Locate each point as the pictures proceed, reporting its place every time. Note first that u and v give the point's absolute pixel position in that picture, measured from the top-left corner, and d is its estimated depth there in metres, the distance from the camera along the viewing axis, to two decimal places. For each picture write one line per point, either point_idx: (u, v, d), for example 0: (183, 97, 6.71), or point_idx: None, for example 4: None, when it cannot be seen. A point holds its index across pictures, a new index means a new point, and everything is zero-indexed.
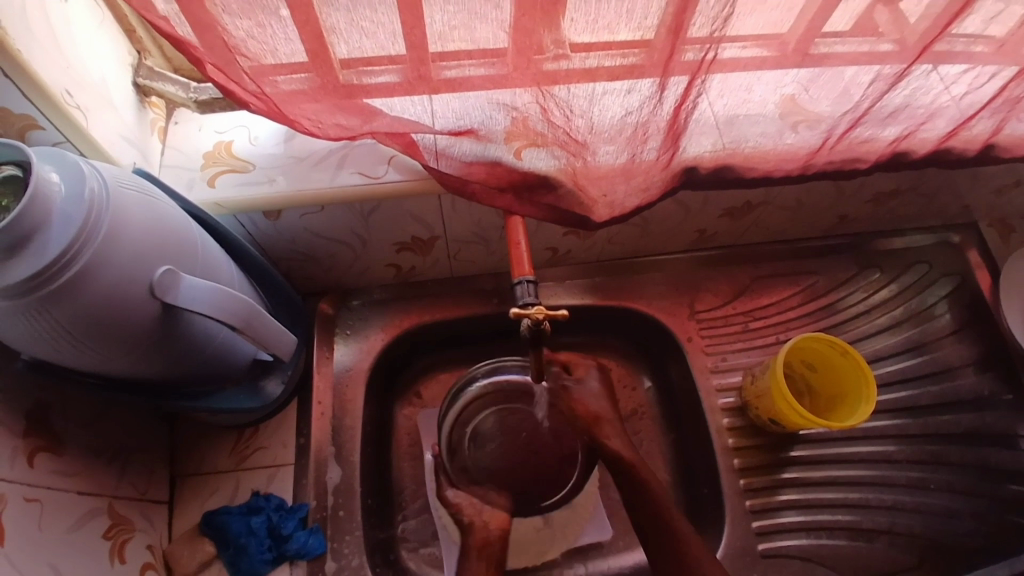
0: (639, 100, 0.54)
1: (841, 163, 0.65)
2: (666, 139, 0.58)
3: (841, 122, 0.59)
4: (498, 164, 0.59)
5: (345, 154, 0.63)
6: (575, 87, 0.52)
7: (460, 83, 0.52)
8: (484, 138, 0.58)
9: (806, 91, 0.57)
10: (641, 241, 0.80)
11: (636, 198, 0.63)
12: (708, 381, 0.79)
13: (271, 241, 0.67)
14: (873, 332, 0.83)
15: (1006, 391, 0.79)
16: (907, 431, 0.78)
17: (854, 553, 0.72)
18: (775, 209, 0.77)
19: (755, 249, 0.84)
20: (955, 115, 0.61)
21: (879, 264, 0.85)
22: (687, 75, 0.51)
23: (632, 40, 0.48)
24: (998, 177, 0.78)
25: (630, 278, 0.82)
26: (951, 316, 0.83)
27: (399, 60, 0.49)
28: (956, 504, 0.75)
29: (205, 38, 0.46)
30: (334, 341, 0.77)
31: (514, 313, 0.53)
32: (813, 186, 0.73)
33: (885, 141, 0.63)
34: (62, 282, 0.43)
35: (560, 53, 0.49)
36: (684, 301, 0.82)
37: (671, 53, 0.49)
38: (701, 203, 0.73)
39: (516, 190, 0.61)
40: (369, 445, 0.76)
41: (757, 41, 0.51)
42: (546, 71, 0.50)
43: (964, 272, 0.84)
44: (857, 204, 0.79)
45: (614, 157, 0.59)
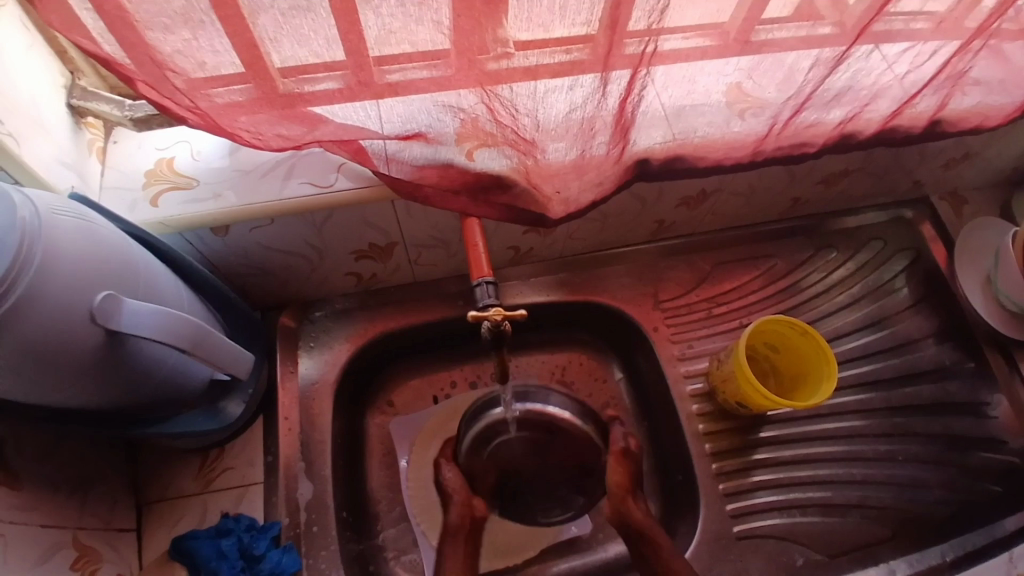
0: (584, 96, 0.54)
1: (789, 148, 0.66)
2: (615, 133, 0.58)
3: (786, 107, 0.60)
4: (449, 166, 0.59)
5: (293, 164, 0.61)
6: (518, 85, 0.52)
7: (403, 87, 0.51)
8: (433, 141, 0.57)
9: (751, 78, 0.58)
10: (602, 234, 0.80)
11: (590, 192, 0.64)
12: (676, 370, 0.79)
13: (224, 258, 0.66)
14: (834, 310, 0.85)
15: (965, 361, 0.81)
16: (871, 406, 0.80)
17: (827, 529, 0.74)
18: (731, 196, 0.78)
19: (715, 236, 0.85)
20: (898, 95, 0.62)
21: (836, 243, 0.87)
22: (630, 69, 0.52)
23: (573, 36, 0.48)
24: (945, 153, 0.80)
25: (594, 272, 0.82)
26: (908, 290, 0.85)
27: (338, 67, 0.48)
28: (926, 473, 0.77)
29: (132, 52, 0.45)
30: (298, 354, 0.76)
31: (472, 317, 0.53)
32: (766, 171, 0.74)
33: (831, 124, 0.64)
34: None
35: (502, 52, 0.49)
36: (649, 292, 0.82)
37: (612, 47, 0.49)
38: (657, 193, 0.73)
39: (469, 191, 0.61)
40: (340, 457, 0.75)
41: (699, 31, 0.51)
42: (489, 71, 0.50)
43: (918, 246, 0.86)
44: (810, 185, 0.81)
45: (564, 154, 0.59)
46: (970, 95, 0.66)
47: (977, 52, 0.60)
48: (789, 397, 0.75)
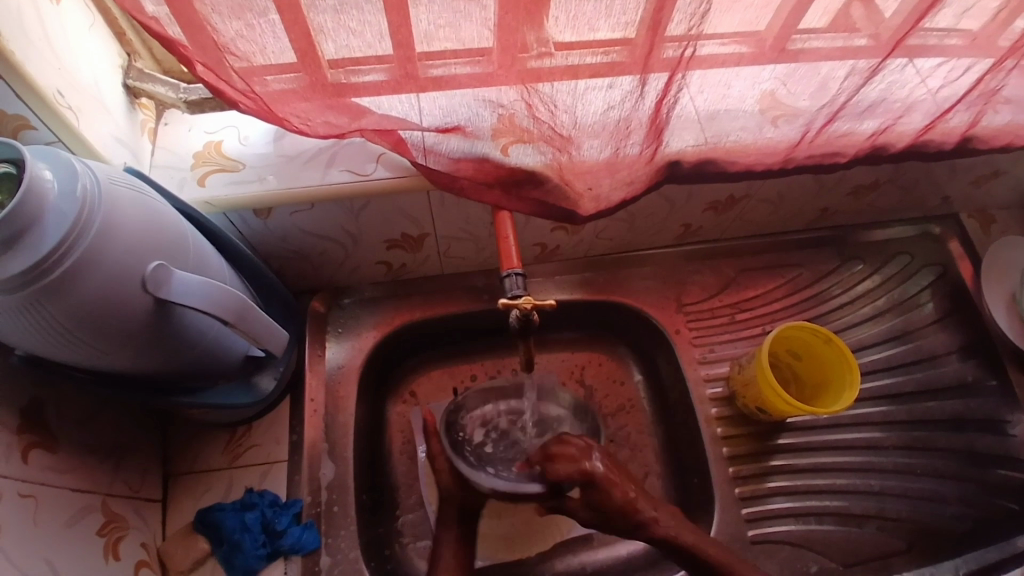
0: (621, 95, 0.55)
1: (820, 157, 0.67)
2: (649, 133, 0.59)
3: (819, 115, 0.61)
4: (485, 160, 0.61)
5: (334, 153, 0.64)
6: (559, 83, 0.53)
7: (447, 81, 0.53)
8: (471, 135, 0.59)
9: (784, 86, 0.59)
10: (629, 235, 0.81)
11: (621, 191, 0.64)
12: (696, 373, 0.80)
13: (262, 240, 0.68)
14: (857, 322, 0.85)
15: (986, 378, 0.81)
16: (891, 418, 0.80)
17: (842, 538, 0.73)
18: (758, 203, 0.79)
19: (740, 242, 0.86)
20: (931, 109, 0.63)
21: (862, 255, 0.87)
22: (667, 72, 0.53)
23: (613, 39, 0.50)
24: (977, 169, 0.79)
25: (618, 272, 0.83)
26: (933, 306, 0.85)
27: (386, 60, 0.51)
28: (945, 488, 0.77)
29: (195, 38, 0.47)
30: (326, 339, 0.78)
31: (502, 304, 0.55)
32: (795, 180, 0.75)
33: (864, 135, 0.65)
34: (54, 276, 0.43)
35: (544, 51, 0.50)
36: (671, 294, 0.83)
37: (651, 49, 0.50)
38: (686, 197, 0.74)
39: (503, 185, 0.62)
40: (362, 441, 0.76)
41: (736, 38, 0.53)
42: (530, 69, 0.52)
43: (944, 262, 0.86)
44: (838, 196, 0.81)
45: (598, 151, 0.61)
46: (1003, 112, 0.67)
47: (1005, 74, 0.60)
48: (809, 404, 0.75)
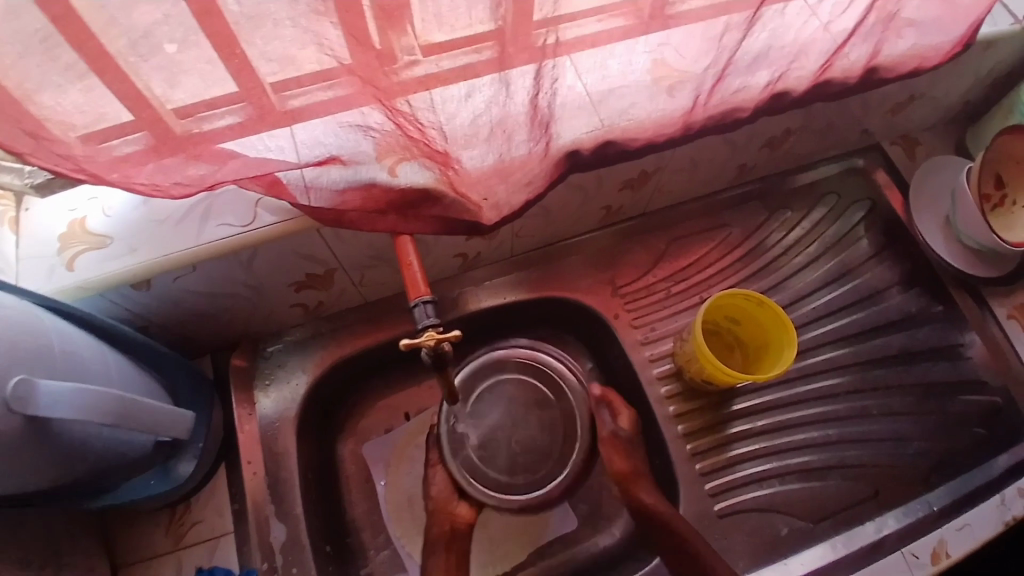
0: (486, 100, 0.51)
1: (721, 116, 0.64)
2: (534, 129, 0.56)
3: (707, 77, 0.58)
4: (372, 185, 0.57)
5: (208, 206, 0.59)
6: (415, 98, 0.49)
7: (306, 112, 0.49)
8: (351, 163, 0.55)
9: (674, 51, 0.55)
10: (549, 229, 0.77)
11: (522, 193, 0.61)
12: (640, 355, 0.78)
13: (156, 309, 0.64)
14: (794, 272, 0.83)
15: (932, 305, 0.80)
16: (842, 363, 0.79)
17: (808, 495, 0.73)
18: (675, 173, 0.75)
19: (666, 213, 0.83)
20: (825, 47, 0.60)
21: (790, 203, 0.85)
22: (535, 63, 0.49)
23: (474, 35, 0.45)
24: (895, 97, 0.77)
25: (549, 267, 0.80)
26: (867, 241, 0.84)
27: (235, 98, 0.45)
28: (905, 426, 0.76)
29: (9, 118, 0.41)
30: (255, 395, 0.73)
31: (404, 345, 0.50)
32: (704, 143, 0.71)
33: (758, 88, 0.62)
34: None
35: (413, 59, 0.46)
36: (606, 280, 0.80)
37: (519, 41, 0.46)
38: (596, 181, 0.71)
39: (397, 208, 0.58)
40: (312, 492, 0.73)
41: (614, 11, 0.49)
42: (389, 86, 0.47)
43: (871, 194, 0.85)
44: (753, 151, 0.77)
45: (482, 160, 0.56)
46: (905, 38, 0.64)
47: None
48: (753, 367, 0.74)
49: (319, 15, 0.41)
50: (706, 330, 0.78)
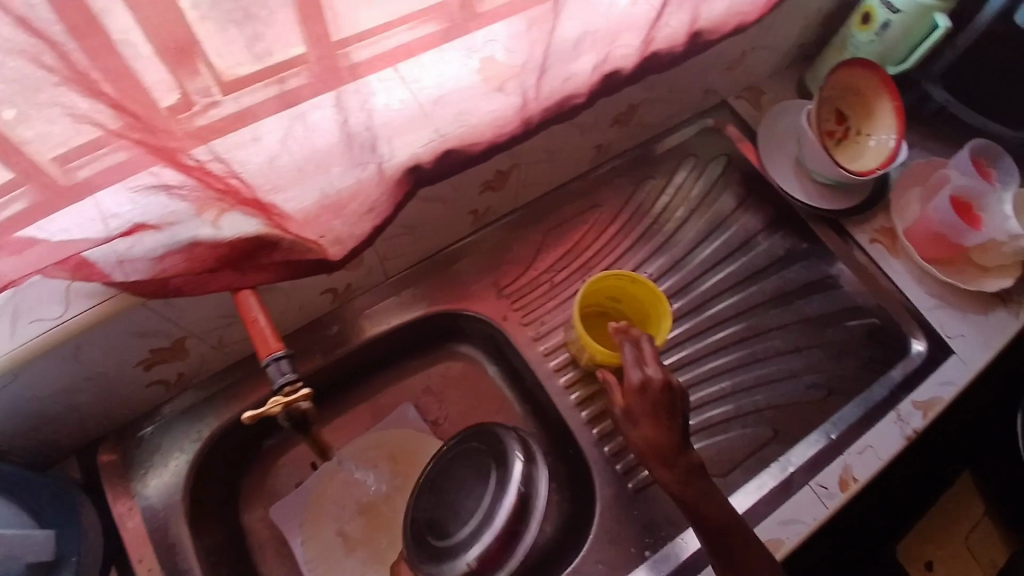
0: (297, 130, 0.46)
1: (557, 105, 0.63)
2: (362, 154, 0.52)
3: (535, 70, 0.57)
4: (195, 245, 0.51)
5: (14, 306, 0.51)
6: (219, 141, 0.43)
7: (102, 179, 0.42)
8: (165, 225, 0.49)
9: (497, 49, 0.53)
10: (419, 245, 0.74)
11: (366, 221, 0.58)
12: (534, 352, 0.77)
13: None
14: (669, 239, 0.84)
15: (799, 243, 0.83)
16: (726, 318, 0.81)
17: (715, 451, 0.74)
18: (533, 165, 0.74)
19: (537, 204, 0.81)
20: (640, 24, 0.60)
21: (654, 172, 0.85)
22: (330, 92, 0.45)
23: (276, 64, 0.41)
24: (732, 52, 0.78)
25: (427, 283, 0.77)
26: (732, 194, 0.86)
27: (12, 184, 0.39)
28: (795, 363, 0.79)
29: None
30: (133, 487, 0.67)
31: (245, 418, 0.50)
32: (553, 132, 0.70)
33: (586, 73, 0.61)
34: None
35: (209, 100, 0.40)
36: (489, 283, 0.78)
37: (326, 66, 0.42)
38: (452, 190, 0.68)
39: (230, 263, 0.54)
40: (220, 570, 0.68)
41: (422, 17, 0.45)
42: (187, 133, 0.41)
43: (727, 149, 0.86)
44: (604, 130, 0.77)
45: (305, 200, 0.52)
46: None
47: None
48: None
49: (83, 82, 0.35)
50: (593, 313, 0.77)
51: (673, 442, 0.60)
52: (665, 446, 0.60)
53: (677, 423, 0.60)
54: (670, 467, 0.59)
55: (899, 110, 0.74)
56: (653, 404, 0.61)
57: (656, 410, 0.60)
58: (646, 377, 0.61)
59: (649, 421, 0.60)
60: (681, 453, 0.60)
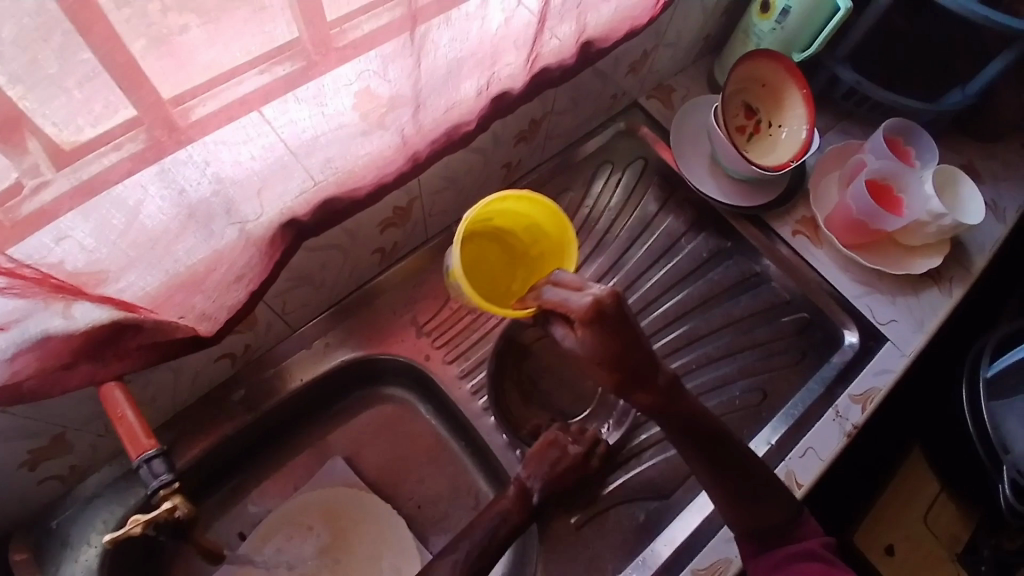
0: (134, 205, 0.42)
1: (446, 135, 0.59)
2: (217, 221, 0.48)
3: (410, 105, 0.52)
4: (48, 339, 0.45)
5: None
6: (48, 228, 0.38)
7: None
8: (12, 324, 0.42)
9: (377, 80, 0.48)
10: (323, 293, 0.70)
11: (239, 288, 0.53)
12: (460, 390, 0.73)
13: None
14: (593, 252, 0.80)
15: (722, 242, 0.82)
16: (660, 326, 0.77)
17: (658, 472, 0.72)
18: (434, 196, 0.70)
19: (450, 232, 0.77)
20: (521, 42, 0.56)
21: (570, 183, 0.82)
22: (152, 165, 0.40)
23: (99, 135, 0.36)
24: (633, 53, 0.76)
25: (338, 331, 0.73)
26: (652, 199, 0.83)
27: None
28: (728, 368, 0.76)
29: None
30: None
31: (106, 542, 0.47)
32: (450, 159, 0.67)
33: (471, 99, 0.57)
34: None
35: (38, 181, 0.36)
36: (407, 323, 0.75)
37: (165, 128, 0.38)
38: (349, 233, 0.64)
39: (87, 355, 0.49)
40: None
41: (271, 59, 0.41)
42: (9, 222, 0.36)
43: (642, 152, 0.84)
44: (509, 148, 0.73)
45: (153, 279, 0.47)
46: (604, 8, 0.62)
47: None
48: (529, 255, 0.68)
49: None
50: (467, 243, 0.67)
51: (642, 365, 0.54)
52: (627, 377, 0.54)
53: (638, 340, 0.52)
54: (648, 391, 0.55)
55: (808, 98, 0.74)
56: (610, 331, 0.51)
57: (616, 336, 0.51)
58: (595, 299, 0.51)
59: (605, 352, 0.51)
60: (652, 372, 0.55)
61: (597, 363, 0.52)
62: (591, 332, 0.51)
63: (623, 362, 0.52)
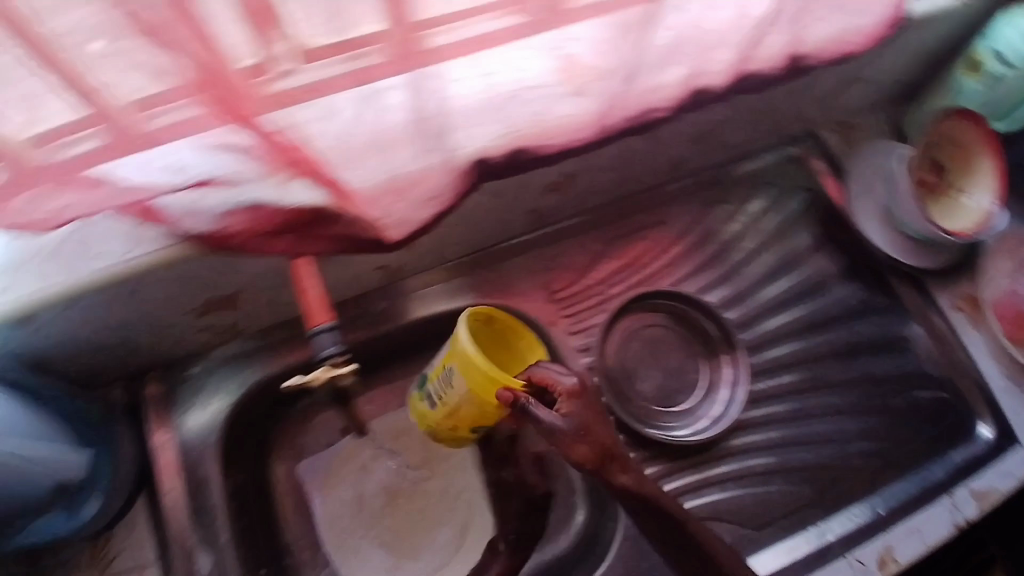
0: (367, 104, 0.49)
1: (639, 115, 0.60)
2: (429, 140, 0.52)
3: (621, 75, 0.54)
4: (259, 207, 0.52)
5: (81, 237, 0.54)
6: (291, 110, 0.46)
7: (172, 131, 0.45)
8: (230, 184, 0.50)
9: (580, 48, 0.52)
10: (476, 234, 0.73)
11: (427, 208, 0.57)
12: (577, 365, 0.74)
13: (51, 348, 0.60)
14: (735, 270, 0.80)
15: (874, 298, 0.79)
16: (785, 364, 0.77)
17: (752, 506, 0.71)
18: (599, 174, 0.72)
19: (602, 212, 0.79)
20: (738, 41, 0.57)
21: (730, 196, 0.82)
22: (404, 76, 0.47)
23: (357, 37, 0.43)
24: (826, 84, 0.74)
25: (478, 275, 0.76)
26: (808, 233, 0.82)
27: (88, 122, 0.41)
28: (848, 427, 0.75)
29: None
30: (172, 421, 0.70)
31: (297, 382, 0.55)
32: (629, 140, 0.69)
33: (675, 84, 0.58)
34: None
35: (285, 68, 0.43)
36: (539, 285, 0.77)
37: (405, 45, 0.44)
38: (518, 186, 0.67)
39: (294, 229, 0.54)
40: (243, 514, 0.71)
41: (506, 9, 0.45)
42: (269, 95, 0.44)
43: (808, 184, 0.82)
44: (679, 146, 0.74)
45: (372, 175, 0.53)
46: (820, 26, 0.61)
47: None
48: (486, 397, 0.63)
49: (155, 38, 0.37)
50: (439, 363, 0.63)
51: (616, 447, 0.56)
52: (608, 454, 0.55)
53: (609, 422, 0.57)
54: (626, 469, 0.56)
55: (1001, 171, 0.70)
56: (589, 405, 0.56)
57: (595, 412, 0.56)
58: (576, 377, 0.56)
59: (592, 420, 0.55)
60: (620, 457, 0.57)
61: (582, 438, 0.54)
62: (577, 404, 0.55)
63: (602, 433, 0.55)
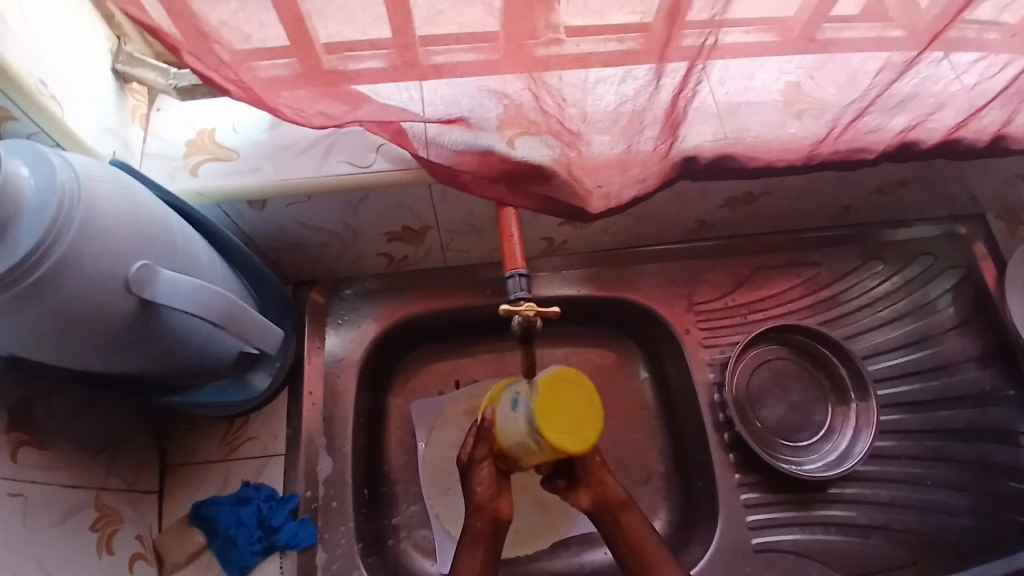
0: (635, 88, 0.52)
1: (847, 153, 0.62)
2: (664, 128, 0.56)
3: (848, 110, 0.57)
4: (490, 153, 0.57)
5: (331, 142, 0.61)
6: (566, 74, 0.51)
7: (449, 69, 0.50)
8: (475, 126, 0.56)
9: (811, 78, 0.56)
10: (640, 230, 0.78)
11: (633, 189, 0.61)
12: (704, 376, 0.77)
13: (259, 232, 0.67)
14: (872, 327, 0.81)
15: (1004, 387, 0.78)
16: (905, 428, 0.77)
17: (846, 550, 0.71)
18: (781, 201, 0.76)
19: (755, 240, 0.82)
20: (965, 105, 0.58)
21: (883, 255, 0.83)
22: (687, 61, 0.50)
23: (626, 23, 0.48)
24: (1006, 170, 0.76)
25: (627, 269, 0.80)
26: (955, 310, 0.81)
27: (385, 44, 0.47)
28: (955, 500, 0.74)
29: (176, 17, 0.45)
30: (327, 330, 0.76)
31: (504, 309, 0.52)
32: (815, 176, 0.71)
33: (893, 131, 0.60)
34: (56, 258, 0.42)
35: (553, 37, 0.48)
36: (683, 293, 0.80)
37: (669, 40, 0.48)
38: (701, 194, 0.71)
39: (509, 180, 0.58)
40: (363, 433, 0.75)
41: (761, 25, 0.49)
42: (537, 57, 0.49)
43: (968, 263, 0.82)
44: (861, 195, 0.77)
45: (610, 148, 0.57)
46: None
47: None
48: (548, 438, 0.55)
49: None
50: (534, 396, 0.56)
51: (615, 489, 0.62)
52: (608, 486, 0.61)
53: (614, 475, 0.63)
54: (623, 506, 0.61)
55: None
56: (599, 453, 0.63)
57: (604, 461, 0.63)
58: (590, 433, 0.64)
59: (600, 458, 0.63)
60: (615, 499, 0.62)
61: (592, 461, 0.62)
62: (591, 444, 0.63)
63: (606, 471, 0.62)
